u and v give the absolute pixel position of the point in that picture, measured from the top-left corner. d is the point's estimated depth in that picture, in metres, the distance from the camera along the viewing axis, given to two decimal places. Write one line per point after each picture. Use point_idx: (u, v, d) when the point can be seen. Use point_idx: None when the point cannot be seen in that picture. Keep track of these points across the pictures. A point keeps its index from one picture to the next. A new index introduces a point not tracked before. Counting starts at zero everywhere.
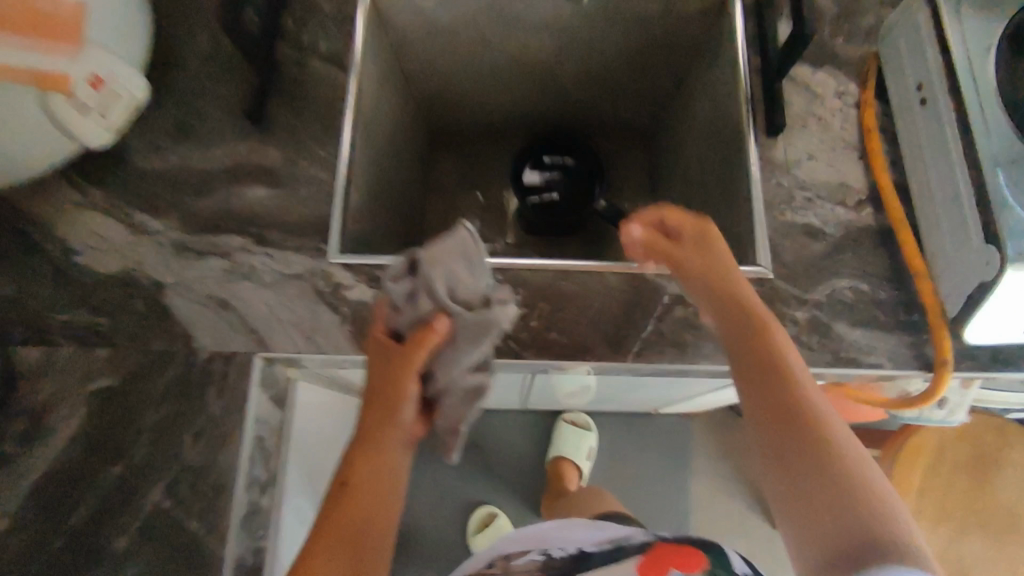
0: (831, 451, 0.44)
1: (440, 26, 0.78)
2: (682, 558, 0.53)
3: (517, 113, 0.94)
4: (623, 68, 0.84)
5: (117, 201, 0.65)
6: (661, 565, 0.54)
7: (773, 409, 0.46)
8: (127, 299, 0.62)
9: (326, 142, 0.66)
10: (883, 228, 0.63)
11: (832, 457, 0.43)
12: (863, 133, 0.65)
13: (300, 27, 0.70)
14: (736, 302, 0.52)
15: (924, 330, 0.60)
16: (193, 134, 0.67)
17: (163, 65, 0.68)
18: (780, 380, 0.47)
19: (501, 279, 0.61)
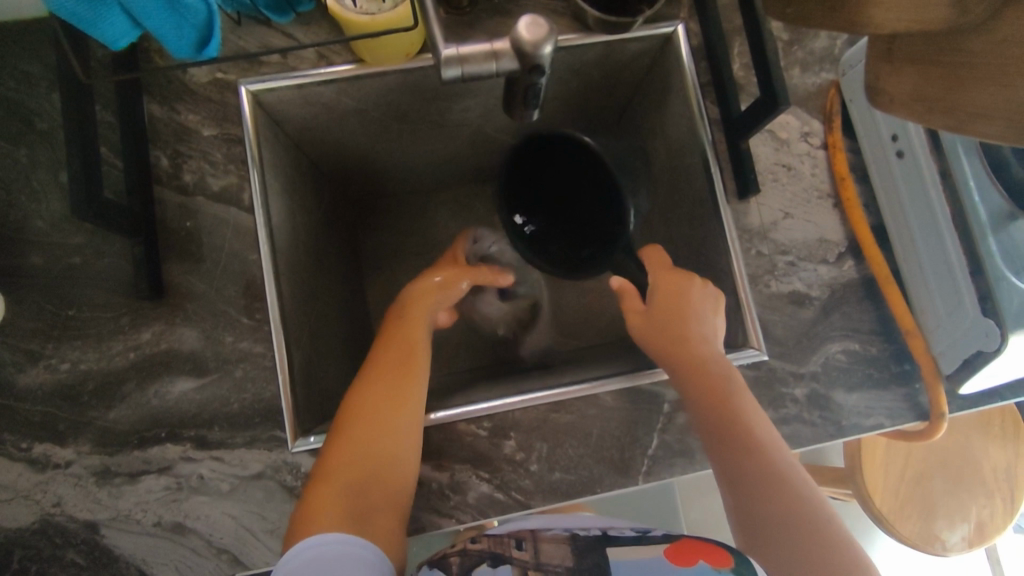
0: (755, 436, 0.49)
1: (346, 110, 0.65)
2: (713, 553, 0.43)
3: (449, 170, 0.82)
4: (563, 111, 0.75)
5: (6, 436, 0.52)
6: (689, 557, 0.44)
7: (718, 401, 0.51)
8: (56, 553, 0.51)
9: (250, 303, 0.56)
10: (866, 278, 0.61)
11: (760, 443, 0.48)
12: (835, 180, 0.62)
13: (178, 164, 0.58)
14: (671, 315, 0.57)
15: (917, 378, 0.59)
16: (78, 327, 0.55)
17: (16, 248, 0.55)
18: (723, 388, 0.51)
19: (490, 428, 0.55)
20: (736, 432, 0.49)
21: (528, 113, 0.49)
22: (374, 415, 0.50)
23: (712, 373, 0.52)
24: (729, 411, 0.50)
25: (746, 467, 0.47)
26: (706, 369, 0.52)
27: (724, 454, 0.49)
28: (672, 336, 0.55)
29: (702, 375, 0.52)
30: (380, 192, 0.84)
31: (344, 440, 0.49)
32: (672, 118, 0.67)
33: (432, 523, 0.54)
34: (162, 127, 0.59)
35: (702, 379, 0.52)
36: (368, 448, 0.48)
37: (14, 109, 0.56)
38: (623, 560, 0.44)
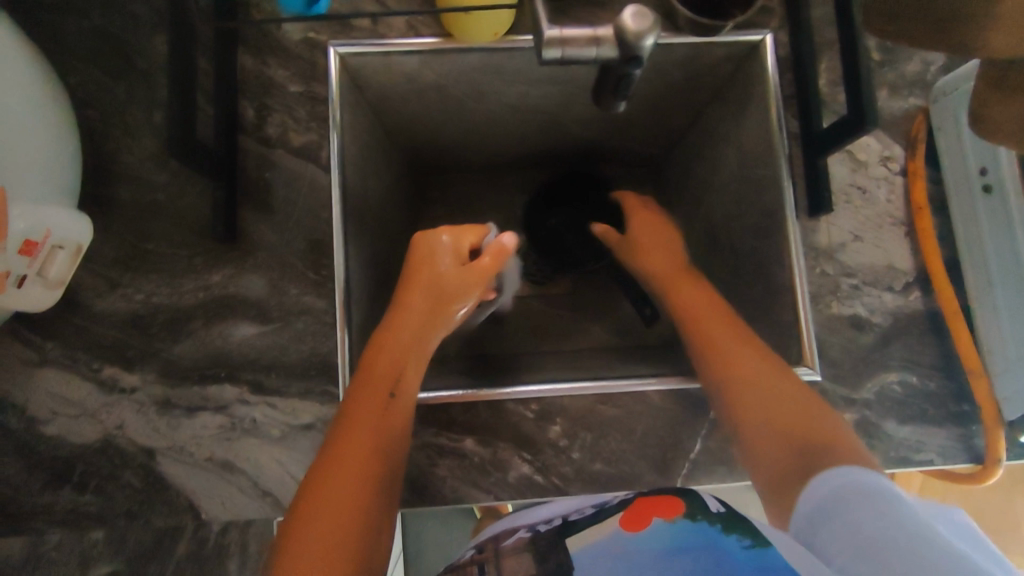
0: (785, 424, 0.50)
1: (426, 82, 0.65)
2: (664, 507, 0.46)
3: (513, 153, 0.83)
4: (637, 108, 0.75)
5: (79, 355, 0.55)
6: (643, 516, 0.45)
7: (743, 402, 0.52)
8: (114, 472, 0.54)
9: (317, 261, 0.58)
10: (933, 312, 0.60)
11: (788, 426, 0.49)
12: (912, 209, 0.61)
13: (263, 116, 0.60)
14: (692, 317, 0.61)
15: (975, 420, 0.58)
16: (155, 261, 0.57)
17: (106, 180, 0.57)
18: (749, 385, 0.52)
19: (536, 411, 0.56)
20: (800, 433, 0.49)
21: (615, 102, 0.49)
22: (326, 495, 0.43)
23: (771, 375, 0.52)
24: (791, 407, 0.50)
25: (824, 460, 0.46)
26: (762, 388, 0.52)
27: (796, 474, 0.47)
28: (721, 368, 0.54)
29: (760, 390, 0.52)
30: (441, 167, 0.84)
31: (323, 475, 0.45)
32: (748, 126, 0.66)
33: (470, 495, 0.55)
34: (252, 78, 0.60)
35: (752, 384, 0.52)
36: (332, 528, 0.42)
37: (117, 46, 0.59)
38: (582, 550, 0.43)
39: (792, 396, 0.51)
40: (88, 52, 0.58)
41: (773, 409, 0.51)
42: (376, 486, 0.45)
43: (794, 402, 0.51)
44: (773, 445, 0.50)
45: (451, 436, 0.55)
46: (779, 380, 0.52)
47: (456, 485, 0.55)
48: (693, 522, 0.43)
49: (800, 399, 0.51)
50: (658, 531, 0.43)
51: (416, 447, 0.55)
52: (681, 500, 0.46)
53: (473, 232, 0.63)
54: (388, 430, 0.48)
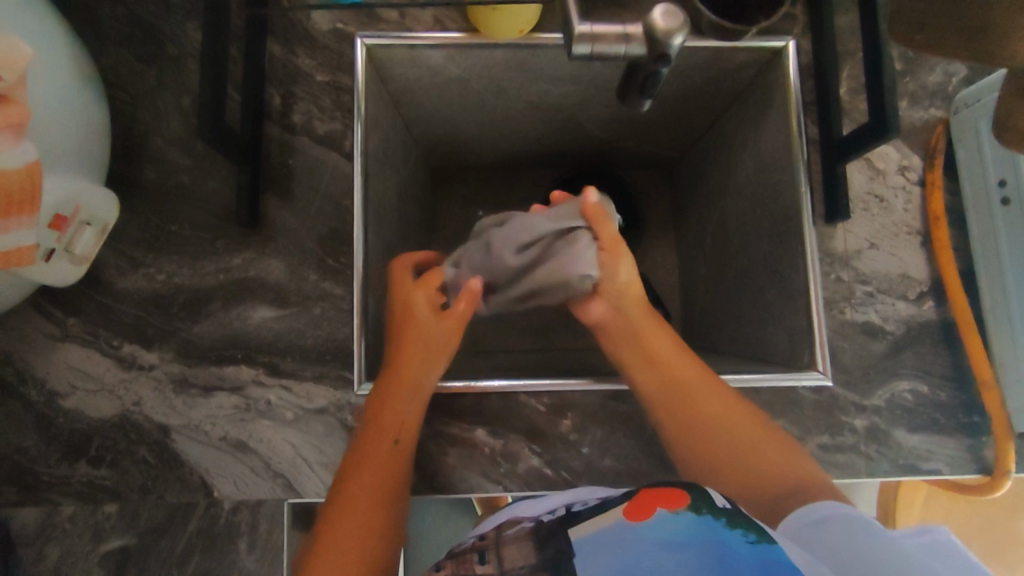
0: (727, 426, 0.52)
1: (449, 77, 0.66)
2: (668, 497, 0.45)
3: (530, 150, 0.83)
4: (656, 110, 0.75)
5: (100, 331, 0.56)
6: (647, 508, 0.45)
7: (687, 407, 0.52)
8: (130, 448, 0.55)
9: (336, 248, 0.59)
10: (946, 322, 0.60)
11: (729, 429, 0.51)
12: (928, 218, 0.61)
13: (289, 104, 0.61)
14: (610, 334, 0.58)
15: (985, 432, 0.58)
16: (177, 242, 0.58)
17: (133, 160, 0.58)
18: (689, 393, 0.53)
19: (547, 405, 0.56)
20: (767, 471, 0.49)
21: (640, 101, 0.50)
22: (335, 539, 0.46)
23: (733, 418, 0.52)
24: (757, 456, 0.50)
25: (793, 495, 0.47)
26: (723, 435, 0.51)
27: (770, 506, 0.48)
28: (683, 410, 0.52)
29: (716, 441, 0.51)
30: (458, 162, 0.85)
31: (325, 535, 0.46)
32: (767, 132, 0.66)
33: (479, 485, 0.55)
34: (279, 66, 0.61)
35: (706, 444, 0.51)
36: (355, 546, 0.46)
37: (149, 29, 0.60)
38: (584, 538, 0.44)
39: (757, 446, 0.51)
40: (120, 35, 0.59)
41: (713, 411, 0.52)
42: (396, 499, 0.50)
43: (754, 444, 0.51)
44: (742, 486, 0.49)
45: (463, 426, 0.56)
46: (740, 423, 0.51)
47: (466, 474, 0.55)
48: (697, 515, 0.42)
49: (763, 441, 0.51)
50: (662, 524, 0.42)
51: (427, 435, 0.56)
52: (688, 491, 0.45)
53: (430, 278, 0.57)
54: (388, 491, 0.50)
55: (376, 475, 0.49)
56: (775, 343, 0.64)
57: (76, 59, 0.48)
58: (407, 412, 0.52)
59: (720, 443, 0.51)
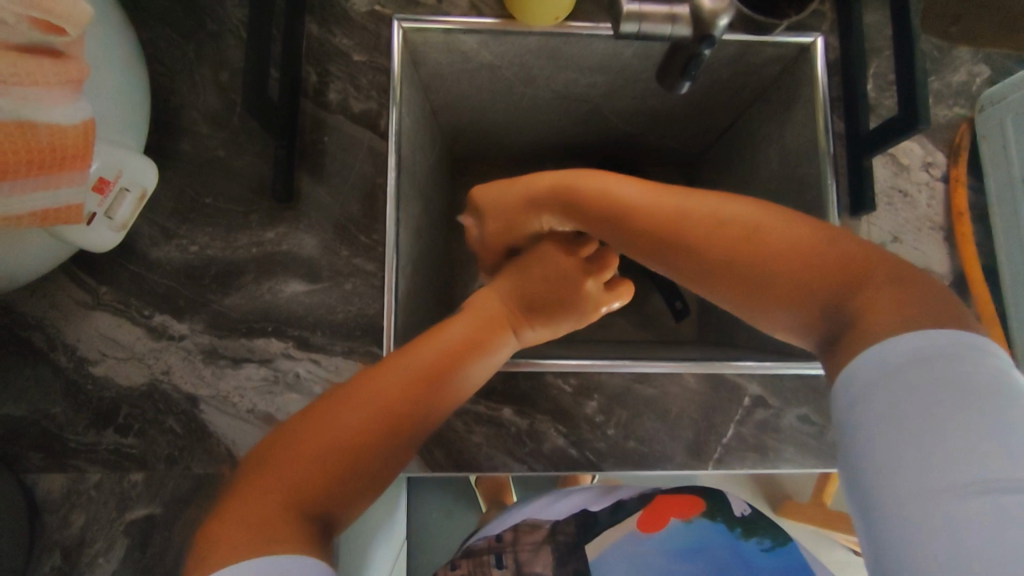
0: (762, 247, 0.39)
1: (480, 62, 0.66)
2: (681, 507, 0.46)
3: (552, 139, 0.84)
4: (680, 104, 0.76)
5: (131, 300, 0.56)
6: (659, 515, 0.46)
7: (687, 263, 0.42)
8: (158, 416, 0.55)
9: (368, 226, 0.59)
10: (968, 316, 0.60)
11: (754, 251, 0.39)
12: (951, 214, 0.62)
13: (324, 82, 0.61)
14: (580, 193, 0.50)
15: None
16: (210, 215, 0.58)
17: (169, 133, 0.59)
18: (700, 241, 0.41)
19: (575, 385, 0.57)
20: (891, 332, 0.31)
21: (679, 83, 0.53)
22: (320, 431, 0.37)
23: (762, 224, 0.40)
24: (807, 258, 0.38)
25: (852, 304, 0.34)
26: (737, 229, 0.40)
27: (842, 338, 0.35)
28: (652, 234, 0.44)
29: (708, 219, 0.41)
30: (480, 151, 0.86)
31: (298, 448, 0.36)
32: (793, 126, 0.67)
33: (505, 464, 0.55)
34: (316, 45, 0.62)
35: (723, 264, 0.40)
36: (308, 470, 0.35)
37: (189, 6, 0.60)
38: (602, 552, 0.43)
39: (702, 211, 0.42)
40: (160, 10, 0.60)
41: (752, 242, 0.39)
42: (381, 434, 0.39)
43: (748, 219, 0.40)
44: (806, 312, 0.37)
45: (489, 405, 0.56)
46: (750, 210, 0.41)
47: (492, 454, 0.55)
48: (711, 522, 0.45)
49: (770, 224, 0.40)
50: (675, 533, 0.44)
51: (454, 413, 0.55)
52: (702, 499, 0.47)
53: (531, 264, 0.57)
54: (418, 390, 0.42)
55: (374, 397, 0.40)
56: None
57: (116, 27, 0.49)
58: (430, 355, 0.45)
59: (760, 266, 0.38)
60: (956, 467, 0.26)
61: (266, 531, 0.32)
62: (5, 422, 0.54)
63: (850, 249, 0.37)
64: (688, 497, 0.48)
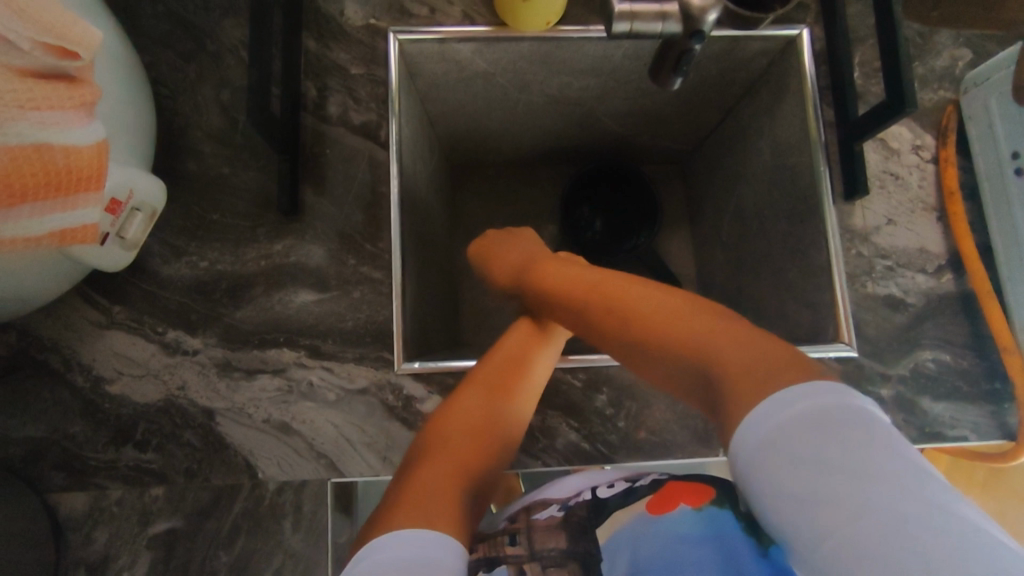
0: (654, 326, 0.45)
1: (474, 70, 0.68)
2: (691, 492, 0.44)
3: (548, 143, 0.85)
4: (672, 103, 0.77)
5: (145, 318, 0.57)
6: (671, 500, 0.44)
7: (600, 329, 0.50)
8: (176, 430, 0.56)
9: (372, 234, 0.60)
10: (965, 293, 0.62)
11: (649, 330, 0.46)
12: (942, 194, 0.63)
13: (324, 96, 0.63)
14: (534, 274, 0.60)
15: (1007, 398, 0.59)
16: (218, 231, 0.59)
17: (175, 153, 0.60)
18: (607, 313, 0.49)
19: (583, 379, 0.57)
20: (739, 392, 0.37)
21: (671, 79, 0.55)
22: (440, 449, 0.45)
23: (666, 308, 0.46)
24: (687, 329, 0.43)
25: (715, 374, 0.40)
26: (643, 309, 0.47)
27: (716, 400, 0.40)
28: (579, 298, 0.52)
29: (629, 316, 0.47)
30: (478, 159, 0.87)
31: (428, 461, 0.44)
32: (783, 117, 0.68)
33: (519, 461, 0.56)
34: (314, 60, 0.63)
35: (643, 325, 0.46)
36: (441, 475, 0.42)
37: (189, 29, 0.62)
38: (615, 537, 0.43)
39: (624, 295, 0.49)
40: (160, 33, 0.61)
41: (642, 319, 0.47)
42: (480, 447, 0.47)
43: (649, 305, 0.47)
44: (689, 376, 0.43)
45: None
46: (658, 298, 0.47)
47: None
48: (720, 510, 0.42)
49: (658, 307, 0.46)
50: (685, 521, 0.42)
51: None
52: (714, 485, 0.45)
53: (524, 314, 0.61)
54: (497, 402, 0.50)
55: (460, 420, 0.48)
56: (799, 319, 0.66)
57: (122, 51, 0.50)
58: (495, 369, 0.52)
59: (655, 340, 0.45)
60: (825, 512, 0.31)
61: (419, 513, 0.37)
62: (26, 443, 0.55)
63: (717, 320, 0.43)
64: (696, 482, 0.46)
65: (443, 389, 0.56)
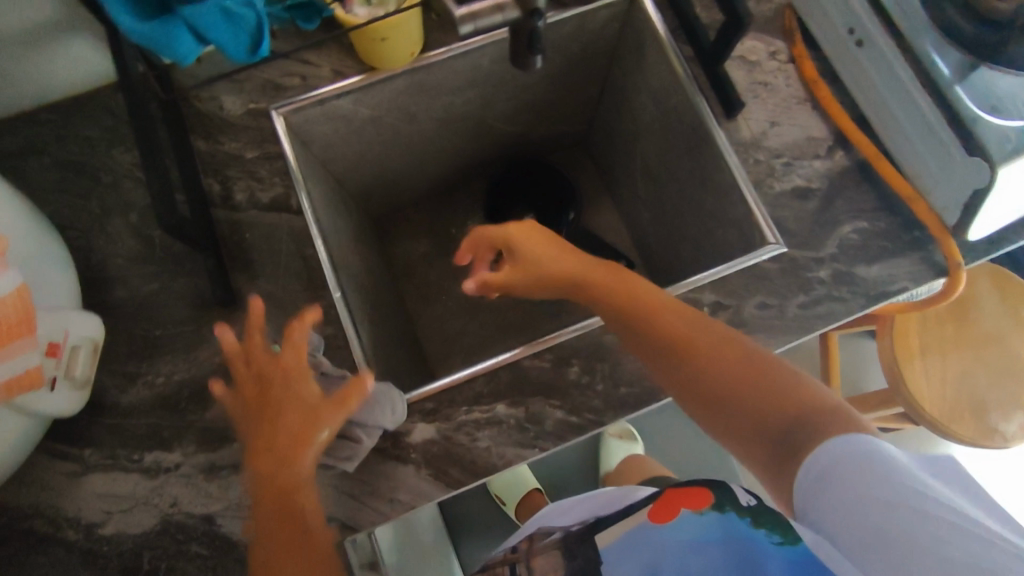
0: (700, 364, 0.51)
1: (360, 120, 0.71)
2: (692, 497, 0.48)
3: (455, 165, 0.89)
4: (551, 91, 0.82)
5: (118, 450, 0.57)
6: (672, 506, 0.49)
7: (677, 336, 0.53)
8: (180, 548, 0.55)
9: (312, 296, 0.61)
10: (859, 163, 0.66)
11: (699, 365, 0.51)
12: (809, 85, 0.68)
13: (227, 186, 0.64)
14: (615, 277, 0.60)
15: (929, 242, 0.63)
16: (165, 343, 0.60)
17: (102, 286, 0.61)
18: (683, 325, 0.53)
19: (552, 359, 0.59)
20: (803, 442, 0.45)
21: (532, 60, 0.57)
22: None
23: (707, 342, 0.52)
24: (724, 376, 0.50)
25: (805, 429, 0.45)
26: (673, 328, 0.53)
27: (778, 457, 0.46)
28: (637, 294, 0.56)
29: (697, 348, 0.52)
30: (394, 199, 0.89)
31: None
32: (650, 69, 0.73)
33: (517, 456, 0.57)
34: (207, 158, 0.65)
35: (682, 345, 0.52)
36: None
37: (81, 169, 0.64)
38: (610, 545, 0.49)
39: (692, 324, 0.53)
40: (55, 182, 0.63)
41: (693, 352, 0.52)
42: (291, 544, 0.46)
43: (690, 330, 0.53)
44: (735, 419, 0.50)
45: (483, 408, 0.58)
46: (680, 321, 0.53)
47: (503, 451, 0.57)
48: (721, 514, 0.45)
49: (705, 344, 0.52)
50: (687, 525, 0.46)
51: (453, 428, 0.57)
52: (711, 489, 0.48)
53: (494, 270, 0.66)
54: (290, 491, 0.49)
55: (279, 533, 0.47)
56: (729, 238, 0.70)
57: (16, 205, 0.51)
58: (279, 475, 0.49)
59: (711, 385, 0.51)
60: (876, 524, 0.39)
61: None
62: None
63: (792, 388, 0.48)
64: (694, 487, 0.50)
65: (426, 414, 0.58)
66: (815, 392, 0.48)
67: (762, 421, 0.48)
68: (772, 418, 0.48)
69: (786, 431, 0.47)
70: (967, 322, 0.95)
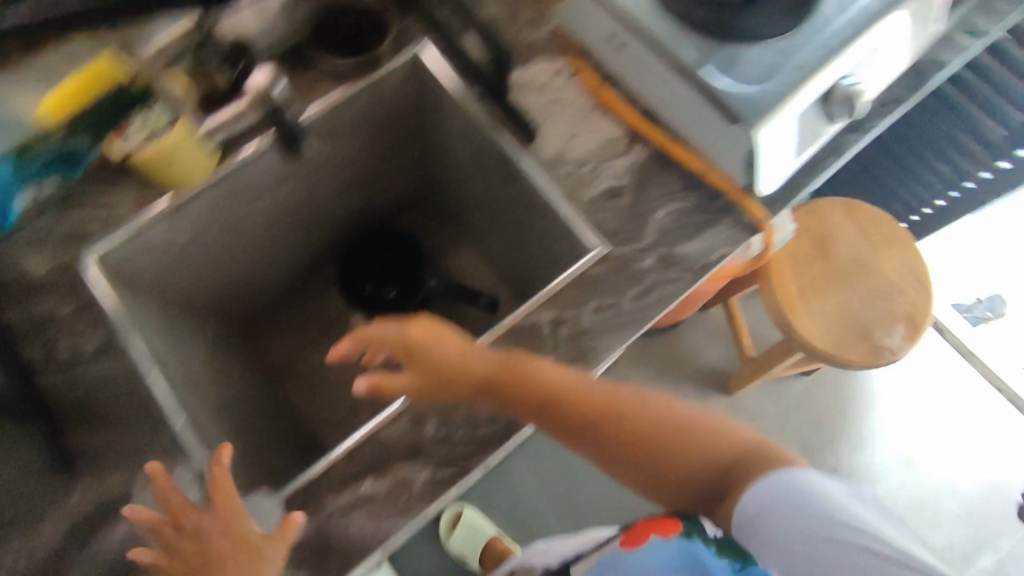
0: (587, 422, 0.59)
1: (180, 241, 0.70)
2: (662, 526, 0.67)
3: (305, 254, 0.89)
4: (375, 161, 0.83)
5: None
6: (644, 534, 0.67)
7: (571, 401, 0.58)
8: None
9: (154, 431, 0.59)
10: (657, 150, 0.70)
11: (589, 424, 0.60)
12: (595, 93, 0.72)
13: (48, 345, 0.63)
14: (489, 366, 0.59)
15: (734, 207, 0.67)
16: (11, 526, 0.57)
17: None
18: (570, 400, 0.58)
19: (410, 421, 0.58)
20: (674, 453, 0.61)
21: None
22: None
23: (613, 402, 0.60)
24: (644, 423, 0.60)
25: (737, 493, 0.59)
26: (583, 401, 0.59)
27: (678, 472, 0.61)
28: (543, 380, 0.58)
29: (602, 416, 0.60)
30: (249, 303, 0.88)
31: None
32: (451, 118, 0.75)
33: (397, 528, 0.56)
34: (21, 324, 0.63)
35: (585, 409, 0.59)
36: None
37: None
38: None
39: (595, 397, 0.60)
40: None
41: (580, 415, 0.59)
42: None
43: (581, 392, 0.58)
44: (642, 444, 0.61)
45: (350, 491, 0.56)
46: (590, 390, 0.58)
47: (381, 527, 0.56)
48: (685, 540, 0.63)
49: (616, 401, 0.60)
50: (656, 555, 0.64)
51: (326, 521, 0.56)
52: (681, 520, 0.66)
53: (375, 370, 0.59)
54: None
55: None
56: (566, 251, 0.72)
57: None
58: None
59: (587, 427, 0.60)
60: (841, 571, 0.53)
61: None
62: None
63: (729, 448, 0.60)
64: (671, 516, 0.67)
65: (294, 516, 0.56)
66: (723, 432, 0.61)
67: (643, 438, 0.61)
68: (659, 435, 0.61)
69: (727, 481, 0.60)
70: (832, 256, 1.16)
